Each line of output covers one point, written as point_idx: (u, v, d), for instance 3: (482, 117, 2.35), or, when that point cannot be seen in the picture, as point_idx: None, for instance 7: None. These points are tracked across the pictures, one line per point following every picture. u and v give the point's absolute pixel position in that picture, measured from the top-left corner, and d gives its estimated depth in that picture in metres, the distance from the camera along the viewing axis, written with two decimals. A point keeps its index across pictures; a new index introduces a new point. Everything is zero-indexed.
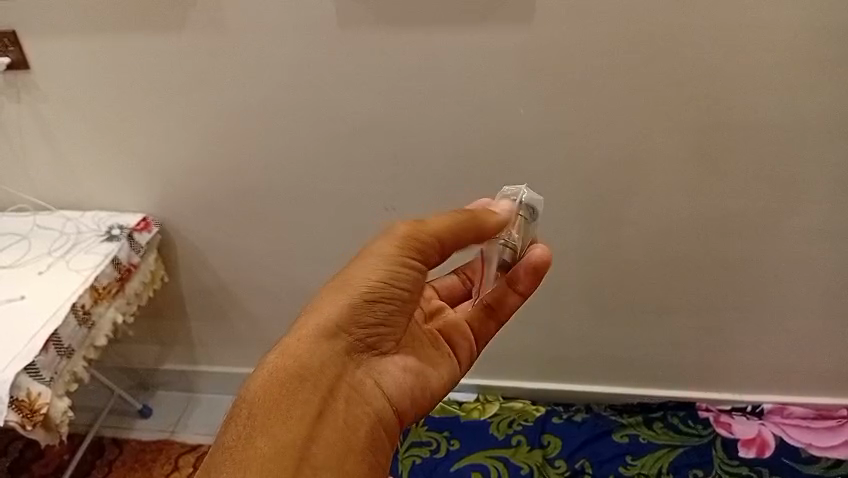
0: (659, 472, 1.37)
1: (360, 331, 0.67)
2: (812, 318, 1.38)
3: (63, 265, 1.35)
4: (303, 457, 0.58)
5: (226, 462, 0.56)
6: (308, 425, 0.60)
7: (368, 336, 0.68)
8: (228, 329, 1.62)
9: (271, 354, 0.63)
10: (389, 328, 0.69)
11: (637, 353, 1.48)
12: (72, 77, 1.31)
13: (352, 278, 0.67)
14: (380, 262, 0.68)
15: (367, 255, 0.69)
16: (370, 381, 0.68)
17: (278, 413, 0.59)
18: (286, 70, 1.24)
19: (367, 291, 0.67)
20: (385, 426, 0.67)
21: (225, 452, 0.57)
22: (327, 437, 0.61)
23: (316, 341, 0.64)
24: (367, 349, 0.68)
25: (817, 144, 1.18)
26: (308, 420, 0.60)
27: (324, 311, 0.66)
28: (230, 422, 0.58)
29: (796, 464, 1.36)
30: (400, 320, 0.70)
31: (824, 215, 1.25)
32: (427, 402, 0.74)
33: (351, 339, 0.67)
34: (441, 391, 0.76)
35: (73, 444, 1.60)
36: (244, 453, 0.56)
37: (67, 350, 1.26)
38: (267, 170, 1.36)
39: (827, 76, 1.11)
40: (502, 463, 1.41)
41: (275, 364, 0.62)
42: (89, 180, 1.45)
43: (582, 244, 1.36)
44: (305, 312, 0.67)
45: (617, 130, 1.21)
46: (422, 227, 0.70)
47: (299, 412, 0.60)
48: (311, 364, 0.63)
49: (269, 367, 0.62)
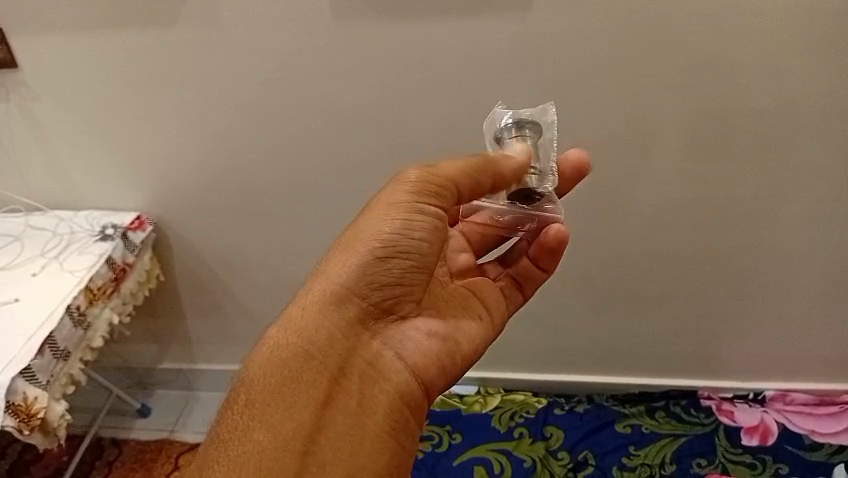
0: (662, 462, 1.36)
1: (369, 293, 0.70)
2: (813, 304, 1.37)
3: (57, 266, 1.33)
4: (306, 442, 0.60)
5: (226, 453, 0.58)
6: (310, 408, 0.62)
7: (380, 302, 0.71)
8: (226, 327, 1.60)
9: (274, 328, 0.66)
10: (401, 288, 0.72)
11: (639, 342, 1.47)
12: (62, 75, 1.29)
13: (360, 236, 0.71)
14: (387, 220, 0.71)
15: (373, 210, 0.72)
16: (381, 346, 0.71)
17: (283, 398, 0.62)
18: (278, 64, 1.22)
19: (375, 248, 0.70)
20: (401, 392, 0.69)
21: (219, 446, 0.59)
22: (336, 418, 0.63)
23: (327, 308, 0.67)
24: (380, 314, 0.71)
25: (817, 129, 1.17)
26: (313, 402, 0.62)
27: (331, 276, 0.69)
28: (229, 408, 0.61)
29: (799, 452, 1.35)
30: (416, 284, 0.73)
31: (825, 201, 1.24)
32: (452, 361, 0.75)
33: (362, 304, 0.70)
34: (470, 349, 0.78)
35: (72, 445, 1.59)
36: (243, 444, 0.59)
37: (63, 352, 1.24)
38: (261, 166, 1.35)
39: (826, 60, 1.10)
40: (505, 456, 1.40)
41: (279, 340, 0.65)
42: (81, 178, 1.43)
43: (582, 235, 1.34)
44: (313, 277, 0.70)
45: (615, 119, 1.19)
46: (439, 174, 0.72)
47: (303, 392, 0.63)
48: (316, 335, 0.66)
49: (273, 343, 0.65)
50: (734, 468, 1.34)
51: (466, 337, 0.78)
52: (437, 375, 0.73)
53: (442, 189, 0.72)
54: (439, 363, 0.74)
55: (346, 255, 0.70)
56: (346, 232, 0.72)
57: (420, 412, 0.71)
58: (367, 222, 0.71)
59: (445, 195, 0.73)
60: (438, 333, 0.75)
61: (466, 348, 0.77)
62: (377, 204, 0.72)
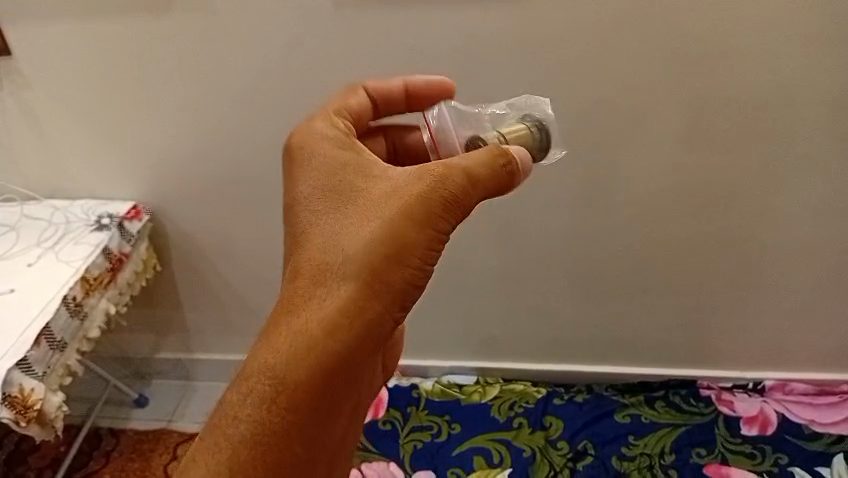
0: (661, 452, 1.36)
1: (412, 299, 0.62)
2: (813, 294, 1.37)
3: (52, 256, 1.32)
4: (329, 452, 0.58)
5: (259, 461, 0.53)
6: (339, 422, 0.58)
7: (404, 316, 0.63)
8: (223, 317, 1.59)
9: (317, 327, 0.56)
10: None
11: (638, 332, 1.47)
12: (56, 62, 1.27)
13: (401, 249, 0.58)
14: (434, 236, 0.60)
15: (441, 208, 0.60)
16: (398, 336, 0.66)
17: (320, 413, 0.56)
18: (274, 52, 1.20)
19: (430, 266, 0.60)
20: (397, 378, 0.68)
21: (252, 448, 0.54)
22: (354, 420, 0.61)
23: (363, 332, 0.57)
24: None
25: (819, 119, 1.15)
26: (343, 413, 0.58)
27: (388, 283, 0.58)
28: (260, 405, 0.54)
29: (799, 441, 1.35)
30: None
31: (826, 191, 1.23)
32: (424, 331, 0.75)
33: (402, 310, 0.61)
34: None
35: (70, 435, 1.59)
36: (277, 453, 0.54)
37: (60, 343, 1.24)
38: (258, 155, 1.33)
39: (828, 49, 1.09)
40: (504, 446, 1.40)
41: (325, 345, 0.56)
42: (77, 168, 1.42)
43: (583, 225, 1.33)
44: (366, 273, 0.58)
45: (615, 108, 1.18)
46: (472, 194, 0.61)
47: (329, 426, 0.57)
48: (360, 351, 0.58)
49: (318, 347, 0.56)
50: (733, 457, 1.34)
51: None
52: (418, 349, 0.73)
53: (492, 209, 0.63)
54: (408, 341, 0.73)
55: (386, 266, 0.58)
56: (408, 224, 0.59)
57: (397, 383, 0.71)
58: (414, 232, 0.59)
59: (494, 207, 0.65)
60: None
61: None
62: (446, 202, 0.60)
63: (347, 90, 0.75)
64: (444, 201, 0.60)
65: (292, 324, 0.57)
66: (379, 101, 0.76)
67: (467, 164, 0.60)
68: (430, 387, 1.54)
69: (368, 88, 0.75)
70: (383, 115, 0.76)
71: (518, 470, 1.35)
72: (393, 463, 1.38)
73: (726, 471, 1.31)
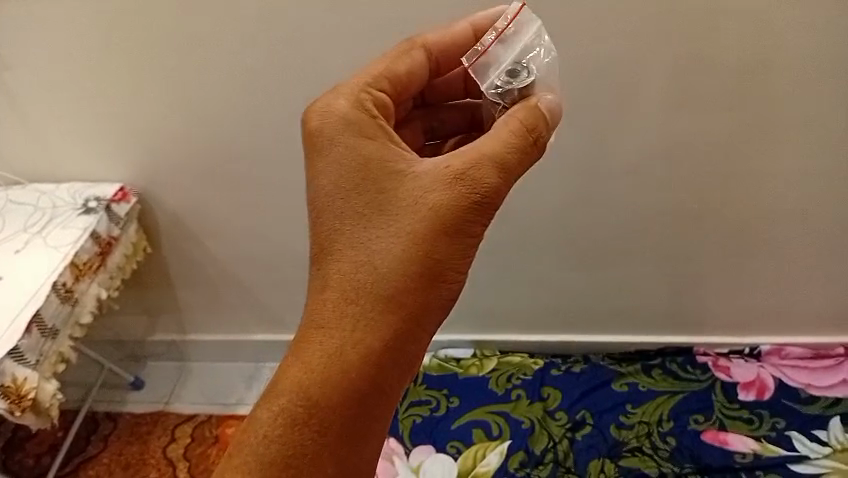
0: (660, 419, 1.37)
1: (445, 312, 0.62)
2: (809, 258, 1.36)
3: (40, 242, 1.29)
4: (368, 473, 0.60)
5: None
6: (374, 441, 0.60)
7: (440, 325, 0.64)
8: (216, 297, 1.57)
9: (349, 348, 0.58)
10: None
11: (634, 301, 1.46)
12: (34, 43, 1.24)
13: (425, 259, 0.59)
14: (463, 244, 0.60)
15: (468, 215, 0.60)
16: None
17: (354, 433, 0.58)
18: (258, 27, 1.17)
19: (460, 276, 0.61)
20: None
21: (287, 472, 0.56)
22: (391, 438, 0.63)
23: (394, 349, 0.59)
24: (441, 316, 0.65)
25: (814, 82, 1.14)
26: (379, 431, 0.60)
27: (416, 300, 0.59)
28: (295, 431, 0.57)
29: (796, 405, 1.36)
30: None
31: (822, 154, 1.22)
32: None
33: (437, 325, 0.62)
34: None
35: (67, 420, 1.58)
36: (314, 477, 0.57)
37: (52, 330, 1.22)
38: (246, 132, 1.31)
39: (823, 9, 1.07)
40: (503, 418, 1.40)
41: (355, 363, 0.58)
42: (61, 151, 1.39)
43: (577, 195, 1.32)
44: (396, 288, 0.59)
45: (608, 75, 1.16)
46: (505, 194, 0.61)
47: (364, 445, 0.59)
48: (393, 367, 0.59)
49: (348, 365, 0.58)
50: (731, 423, 1.34)
51: None
52: None
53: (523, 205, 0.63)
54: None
55: (417, 280, 0.59)
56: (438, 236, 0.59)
57: None
58: (440, 242, 0.59)
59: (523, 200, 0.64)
60: None
61: None
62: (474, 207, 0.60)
63: (403, 47, 0.71)
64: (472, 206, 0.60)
65: (323, 343, 0.59)
66: (439, 60, 0.73)
67: (494, 152, 0.60)
68: (427, 362, 1.54)
69: (427, 44, 0.72)
70: (440, 68, 0.74)
71: (517, 441, 1.35)
72: (392, 439, 1.38)
73: (724, 437, 1.32)
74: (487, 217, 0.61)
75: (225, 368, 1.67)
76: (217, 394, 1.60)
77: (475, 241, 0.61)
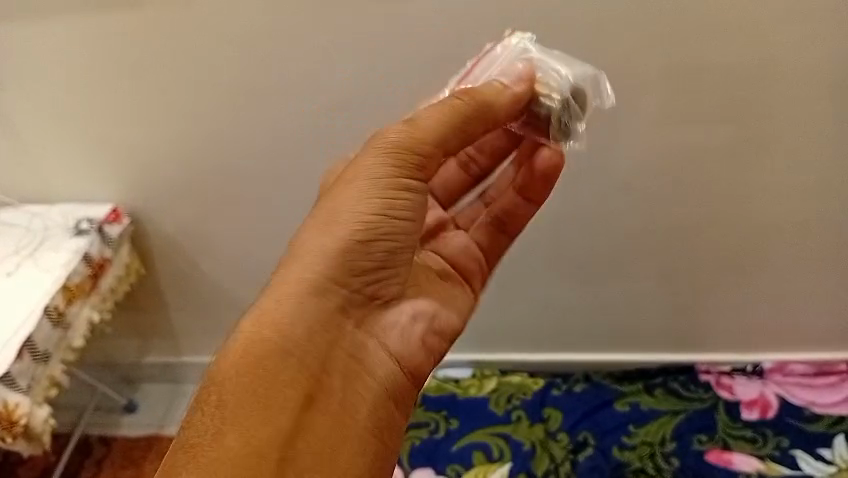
0: (662, 440, 1.34)
1: (353, 281, 0.71)
2: (811, 274, 1.34)
3: (31, 265, 1.27)
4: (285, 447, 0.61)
5: (194, 459, 0.58)
6: (286, 413, 0.62)
7: (359, 287, 0.72)
8: (211, 318, 1.55)
9: (249, 321, 0.66)
10: (382, 270, 0.73)
11: (635, 318, 1.45)
12: (25, 63, 1.23)
13: (325, 215, 0.71)
14: (352, 209, 0.71)
15: (358, 181, 0.72)
16: (363, 334, 0.72)
17: (257, 397, 0.62)
18: (253, 45, 1.16)
19: (355, 232, 0.70)
20: (384, 388, 0.70)
21: (190, 450, 0.59)
22: (316, 419, 0.64)
23: (290, 309, 0.67)
24: (364, 299, 0.73)
25: (814, 96, 1.13)
26: (292, 400, 0.63)
27: (311, 263, 0.69)
28: (199, 407, 0.61)
29: (800, 424, 1.34)
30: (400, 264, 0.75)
31: (823, 169, 1.21)
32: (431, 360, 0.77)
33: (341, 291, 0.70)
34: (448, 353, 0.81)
35: (59, 445, 1.55)
36: (214, 447, 0.59)
37: (44, 355, 1.20)
38: (240, 151, 1.29)
39: (823, 24, 1.06)
40: (503, 440, 1.37)
41: (256, 331, 0.65)
42: (53, 172, 1.37)
43: (577, 211, 1.31)
44: (292, 258, 0.70)
45: (606, 91, 1.15)
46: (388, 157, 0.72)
47: (272, 411, 0.62)
48: (295, 326, 0.66)
49: (250, 335, 0.65)
50: (735, 443, 1.32)
51: (446, 317, 0.80)
52: (421, 365, 0.75)
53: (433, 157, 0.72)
54: (424, 352, 0.76)
55: (313, 243, 0.70)
56: (325, 207, 0.72)
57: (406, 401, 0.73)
58: (330, 216, 0.71)
59: (430, 167, 0.73)
60: (421, 312, 0.78)
61: (448, 325, 0.80)
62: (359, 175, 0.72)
63: None
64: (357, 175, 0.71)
65: None
66: None
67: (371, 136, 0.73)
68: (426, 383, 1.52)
69: None
70: None
71: (518, 463, 1.33)
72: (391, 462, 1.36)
73: (728, 457, 1.30)
74: (370, 180, 0.71)
75: None
76: None
77: (363, 205, 0.71)
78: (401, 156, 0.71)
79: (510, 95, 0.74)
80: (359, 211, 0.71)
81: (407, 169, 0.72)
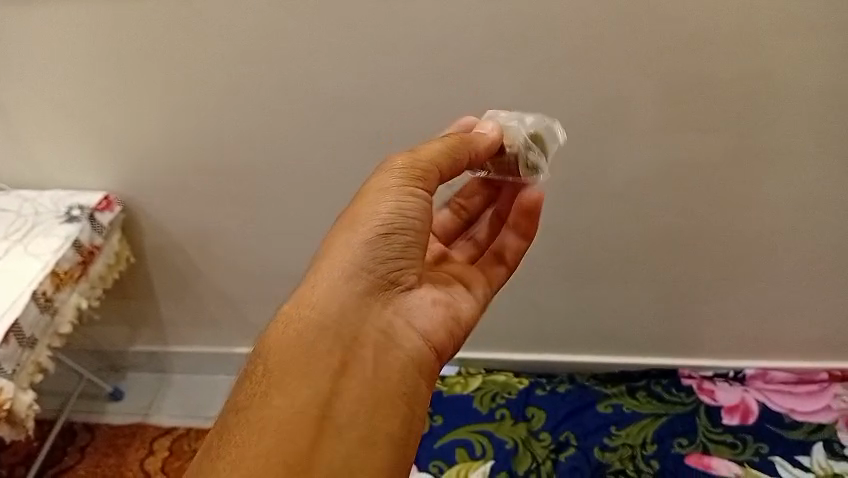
0: (643, 442, 1.36)
1: (378, 268, 0.74)
2: (795, 285, 1.36)
3: (20, 250, 1.27)
4: (322, 412, 0.65)
5: (243, 425, 0.63)
6: (321, 384, 0.67)
7: (382, 272, 0.74)
8: (199, 309, 1.55)
9: (286, 308, 0.71)
10: (404, 259, 0.76)
11: (621, 322, 1.46)
12: (22, 48, 1.23)
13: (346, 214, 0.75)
14: (370, 210, 0.74)
15: (373, 192, 0.75)
16: (392, 313, 0.74)
17: (295, 372, 0.67)
18: (251, 39, 1.17)
19: (377, 226, 0.74)
20: (412, 360, 0.73)
21: (239, 417, 0.64)
22: (349, 387, 0.68)
23: (320, 297, 0.71)
24: (392, 285, 0.75)
25: (803, 109, 1.14)
26: (326, 372, 0.67)
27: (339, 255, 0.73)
28: (247, 383, 0.67)
29: (779, 430, 1.35)
30: (419, 255, 0.77)
31: (810, 180, 1.22)
32: (458, 338, 0.79)
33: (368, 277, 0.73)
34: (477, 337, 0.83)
35: (43, 430, 1.55)
36: (260, 413, 0.64)
37: (30, 340, 1.20)
38: (234, 144, 1.30)
39: (814, 38, 1.07)
40: (486, 438, 1.38)
41: (293, 317, 0.70)
42: (45, 157, 1.37)
43: (566, 214, 1.32)
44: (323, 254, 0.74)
45: (600, 98, 1.16)
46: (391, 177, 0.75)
47: (309, 382, 0.66)
48: (325, 309, 0.71)
49: (288, 320, 0.70)
50: (714, 447, 1.34)
51: (466, 305, 0.82)
52: (447, 343, 0.77)
53: (428, 175, 0.76)
54: (448, 331, 0.78)
55: (338, 238, 0.74)
56: (348, 212, 0.76)
57: (433, 374, 0.75)
58: (352, 217, 0.75)
59: (431, 179, 0.76)
60: (440, 301, 0.79)
61: (467, 314, 0.81)
62: (374, 186, 0.76)
63: None
64: (369, 188, 0.76)
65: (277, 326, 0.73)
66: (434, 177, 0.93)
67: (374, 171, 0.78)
68: None
69: None
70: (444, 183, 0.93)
71: (500, 462, 1.34)
72: None
73: (707, 461, 1.31)
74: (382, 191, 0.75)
75: (207, 379, 1.64)
76: (198, 406, 1.58)
77: (381, 205, 0.74)
78: (404, 171, 0.75)
79: (486, 139, 0.80)
80: (383, 212, 0.74)
81: (410, 180, 0.75)
